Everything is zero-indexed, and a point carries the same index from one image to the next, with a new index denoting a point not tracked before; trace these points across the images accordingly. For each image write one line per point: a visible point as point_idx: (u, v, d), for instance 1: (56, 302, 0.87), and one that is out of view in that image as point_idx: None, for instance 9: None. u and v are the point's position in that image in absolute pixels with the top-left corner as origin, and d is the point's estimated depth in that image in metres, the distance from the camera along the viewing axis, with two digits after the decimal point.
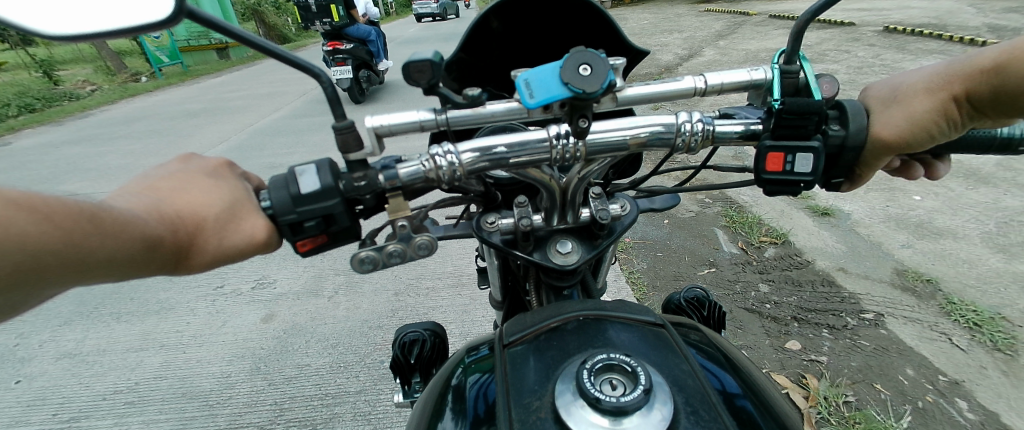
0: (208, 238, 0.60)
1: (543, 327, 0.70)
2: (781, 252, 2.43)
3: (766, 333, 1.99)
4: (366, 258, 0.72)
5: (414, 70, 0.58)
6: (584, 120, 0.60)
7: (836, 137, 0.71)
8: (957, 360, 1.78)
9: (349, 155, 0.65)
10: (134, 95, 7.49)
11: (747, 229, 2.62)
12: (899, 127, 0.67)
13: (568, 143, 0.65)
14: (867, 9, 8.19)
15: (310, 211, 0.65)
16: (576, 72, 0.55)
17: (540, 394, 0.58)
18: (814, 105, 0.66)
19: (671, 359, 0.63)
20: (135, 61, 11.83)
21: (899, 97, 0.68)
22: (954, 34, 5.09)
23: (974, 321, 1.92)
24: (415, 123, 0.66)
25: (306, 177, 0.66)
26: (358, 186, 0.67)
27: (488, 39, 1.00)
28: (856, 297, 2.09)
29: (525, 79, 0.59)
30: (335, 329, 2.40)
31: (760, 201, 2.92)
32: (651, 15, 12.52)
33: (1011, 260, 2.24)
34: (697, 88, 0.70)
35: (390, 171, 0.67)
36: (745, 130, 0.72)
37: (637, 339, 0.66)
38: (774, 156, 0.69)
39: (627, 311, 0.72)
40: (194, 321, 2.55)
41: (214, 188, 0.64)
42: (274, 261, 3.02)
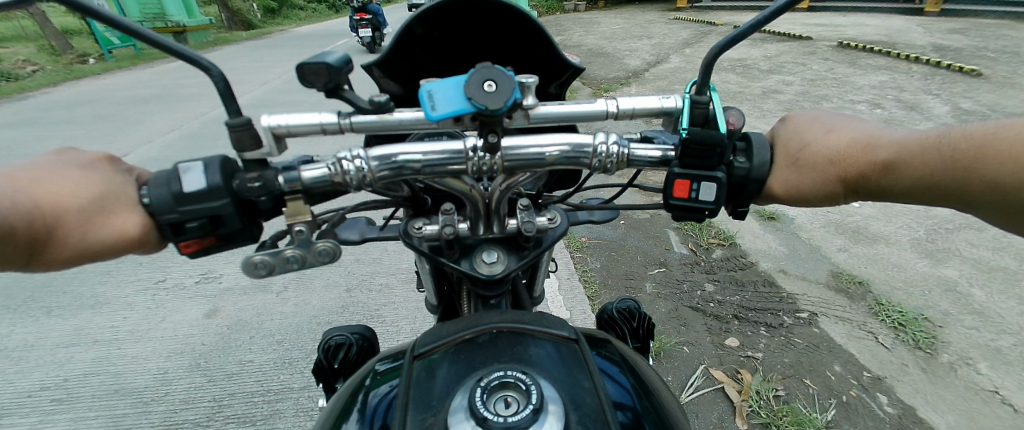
0: (77, 226, 0.73)
1: (459, 339, 0.98)
2: (727, 253, 2.53)
3: (707, 331, 2.07)
4: (260, 262, 0.88)
5: (308, 70, 0.82)
6: (493, 132, 0.82)
7: (742, 169, 0.85)
8: (881, 358, 1.90)
9: (244, 154, 0.85)
10: (81, 77, 7.06)
11: (697, 231, 2.73)
12: (790, 186, 0.81)
13: (482, 157, 0.86)
14: (825, 24, 8.61)
15: (195, 210, 0.81)
16: (482, 87, 0.76)
17: (436, 410, 0.81)
18: (715, 137, 0.79)
19: (571, 377, 0.88)
20: (84, 41, 11.12)
21: (800, 157, 0.81)
22: (901, 52, 5.42)
23: (899, 321, 2.06)
24: (316, 125, 0.86)
25: (190, 177, 0.81)
26: (251, 186, 0.85)
27: (416, 43, 1.18)
28: (793, 297, 2.21)
29: (431, 92, 0.78)
30: (282, 324, 2.35)
31: None
32: (625, 21, 12.76)
33: (935, 264, 2.41)
34: (609, 110, 0.92)
35: (290, 174, 0.88)
36: (661, 157, 0.93)
37: (544, 355, 0.94)
38: (682, 182, 0.84)
39: (543, 328, 1.01)
40: (131, 316, 2.44)
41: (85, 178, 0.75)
42: (223, 255, 2.93)
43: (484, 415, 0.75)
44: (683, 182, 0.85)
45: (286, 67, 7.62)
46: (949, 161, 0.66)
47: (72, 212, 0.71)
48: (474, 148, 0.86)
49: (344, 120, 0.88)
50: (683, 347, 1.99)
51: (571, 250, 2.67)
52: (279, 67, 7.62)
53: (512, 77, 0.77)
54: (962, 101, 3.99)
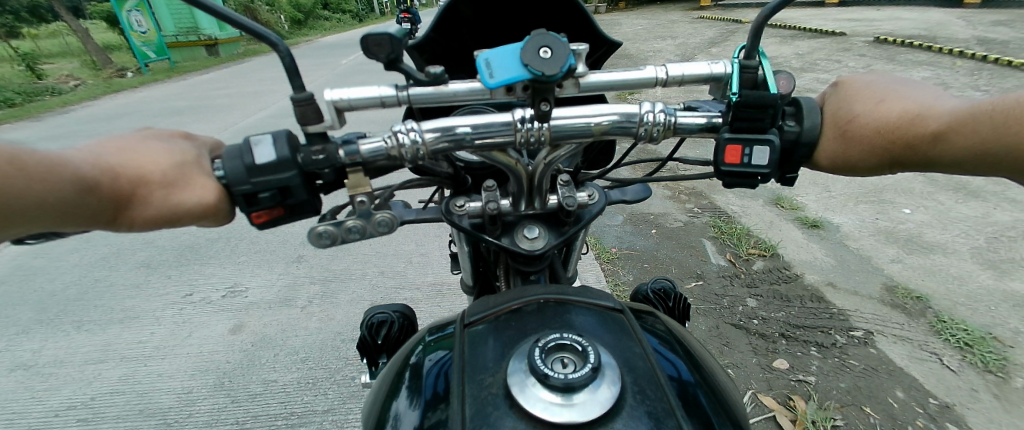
0: (155, 191, 0.65)
1: (502, 309, 0.80)
2: (770, 265, 2.42)
3: (753, 351, 1.96)
4: (324, 234, 0.80)
5: (373, 42, 0.70)
6: (544, 103, 0.68)
7: (791, 133, 0.77)
8: (947, 383, 1.76)
9: (307, 127, 0.74)
10: (119, 90, 7.36)
11: (736, 240, 2.61)
12: (838, 158, 0.74)
13: (531, 128, 0.74)
14: (856, 19, 8.28)
15: (266, 182, 0.71)
16: (538, 54, 0.65)
17: (492, 372, 0.66)
18: (769, 98, 0.72)
19: (625, 342, 0.72)
20: (120, 56, 11.62)
21: (849, 127, 0.72)
22: (944, 45, 5.13)
23: (965, 341, 1.91)
24: (374, 98, 0.73)
25: (260, 147, 0.72)
26: (315, 160, 0.74)
27: (457, 23, 1.18)
28: (845, 314, 2.08)
29: (486, 60, 0.67)
30: (306, 342, 2.35)
31: (750, 211, 2.90)
32: (645, 21, 12.59)
33: (1001, 277, 2.23)
34: (658, 77, 0.81)
35: (351, 147, 0.75)
36: (706, 123, 0.79)
37: (595, 321, 0.76)
38: (733, 148, 0.75)
39: (589, 295, 0.83)
40: (158, 331, 2.48)
41: (163, 149, 0.69)
42: (247, 268, 2.97)
43: (543, 371, 0.60)
44: (734, 147, 0.76)
45: (311, 76, 7.78)
46: (997, 128, 0.58)
47: (154, 177, 0.65)
48: (522, 120, 0.73)
49: (402, 92, 0.74)
50: (727, 370, 1.88)
51: (602, 262, 2.58)
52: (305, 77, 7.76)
53: (568, 42, 0.66)
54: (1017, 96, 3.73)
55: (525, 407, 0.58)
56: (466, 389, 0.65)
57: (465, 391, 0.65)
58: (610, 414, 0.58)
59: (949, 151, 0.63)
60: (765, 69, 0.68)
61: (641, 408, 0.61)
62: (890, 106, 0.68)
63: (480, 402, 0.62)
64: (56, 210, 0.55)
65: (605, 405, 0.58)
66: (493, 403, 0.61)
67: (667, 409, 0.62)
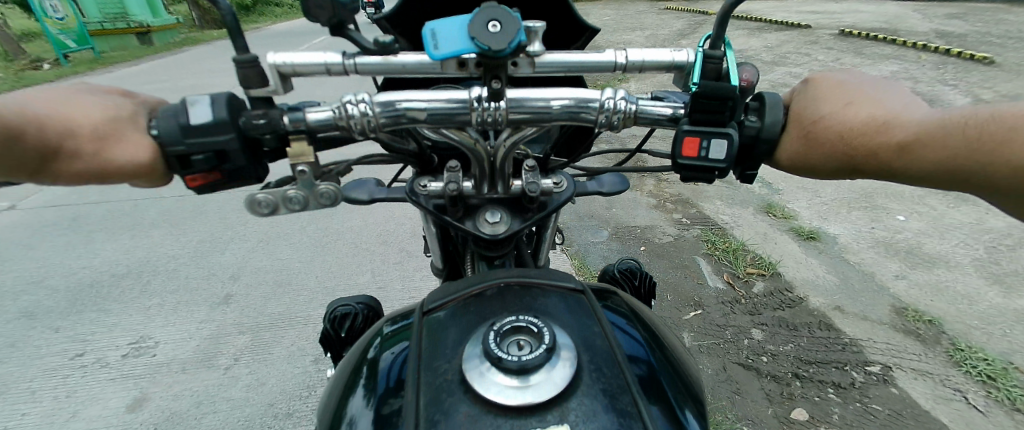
0: (82, 146, 0.69)
1: (466, 295, 0.82)
2: (770, 286, 2.34)
3: (768, 398, 1.83)
4: (263, 203, 0.78)
5: (314, 5, 0.77)
6: (496, 79, 0.75)
7: (752, 128, 0.76)
8: (976, 424, 1.69)
9: (251, 91, 0.80)
10: (44, 82, 6.62)
11: (732, 259, 2.52)
12: (800, 157, 0.73)
13: (486, 107, 0.79)
14: (818, 11, 8.44)
15: (201, 143, 0.75)
16: (487, 28, 0.69)
17: (450, 360, 0.68)
18: (729, 90, 0.69)
19: (585, 324, 0.75)
20: (37, 45, 10.37)
21: (813, 130, 0.71)
22: (906, 38, 5.25)
23: (987, 374, 1.86)
24: (320, 63, 0.81)
25: (198, 109, 0.75)
26: (255, 123, 0.79)
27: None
28: (858, 344, 2.01)
29: (434, 31, 0.73)
30: (224, 421, 2.02)
31: (741, 223, 2.83)
32: (613, 11, 12.45)
33: (1008, 294, 2.22)
34: (618, 62, 0.85)
35: (297, 115, 0.80)
36: (671, 114, 0.81)
37: (558, 307, 0.78)
38: (691, 140, 0.74)
39: (552, 279, 0.84)
40: (30, 411, 2.09)
41: (94, 105, 0.72)
42: (162, 316, 2.60)
43: (498, 354, 0.63)
44: (692, 140, 0.74)
45: None
46: (965, 142, 0.58)
47: (82, 131, 0.69)
48: (479, 98, 0.78)
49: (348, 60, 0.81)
50: (744, 421, 1.74)
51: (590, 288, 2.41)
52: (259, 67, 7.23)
53: (517, 16, 0.69)
54: (982, 91, 3.81)
55: (481, 392, 0.61)
56: (427, 377, 0.67)
57: (423, 381, 0.67)
58: (564, 395, 0.62)
59: (912, 161, 0.62)
60: (725, 59, 0.69)
61: (597, 386, 0.64)
62: (857, 109, 0.68)
63: (440, 386, 0.65)
64: None
65: (558, 384, 0.62)
66: (450, 389, 0.64)
67: (619, 384, 0.66)
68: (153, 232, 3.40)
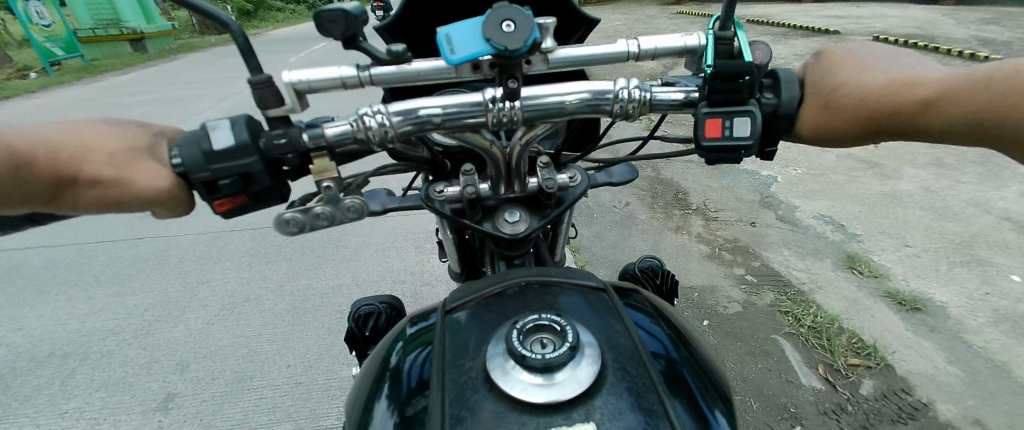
0: (92, 171, 0.56)
1: (485, 293, 0.69)
2: (881, 386, 1.54)
3: None
4: (291, 220, 0.69)
5: (326, 18, 0.57)
6: (513, 79, 0.58)
7: (768, 107, 0.64)
8: None
9: (267, 110, 0.64)
10: (35, 88, 6.43)
11: (822, 338, 1.72)
12: (815, 128, 0.62)
13: (504, 106, 0.63)
14: (841, 16, 8.06)
15: (226, 168, 0.61)
16: (498, 28, 0.53)
17: (472, 356, 0.58)
18: (744, 67, 0.58)
19: (606, 320, 0.63)
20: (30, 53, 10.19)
21: (830, 97, 0.59)
22: (946, 46, 4.89)
23: None
24: (335, 79, 0.63)
25: (217, 132, 0.62)
26: (277, 144, 0.64)
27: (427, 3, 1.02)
28: None
29: (446, 34, 0.56)
30: None
31: (823, 281, 1.97)
32: (624, 17, 12.07)
33: None
34: (629, 51, 0.69)
35: (316, 129, 0.66)
36: (683, 98, 0.67)
37: (580, 304, 0.66)
38: (711, 122, 0.60)
39: (570, 275, 0.72)
40: None
41: (118, 132, 0.61)
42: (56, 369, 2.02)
43: (523, 351, 0.53)
44: (713, 121, 0.61)
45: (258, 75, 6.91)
46: (1001, 97, 0.48)
47: (99, 157, 0.57)
48: (495, 99, 0.62)
49: (363, 71, 0.65)
50: None
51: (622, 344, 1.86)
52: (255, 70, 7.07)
53: (532, 14, 0.53)
54: None
55: (503, 389, 0.51)
56: (443, 377, 0.56)
57: (445, 379, 0.56)
58: (590, 393, 0.51)
59: (940, 122, 0.52)
60: (740, 38, 0.57)
61: (622, 385, 0.53)
62: (883, 71, 0.56)
63: (460, 389, 0.54)
64: None
65: (585, 384, 0.51)
66: (475, 389, 0.53)
67: (648, 386, 0.54)
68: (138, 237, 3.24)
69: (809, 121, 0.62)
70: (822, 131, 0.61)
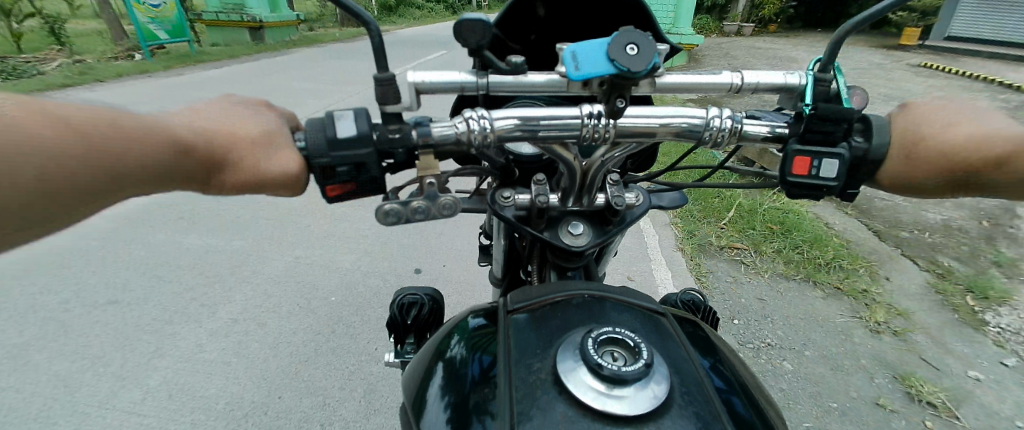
0: (246, 159, 0.48)
1: (545, 300, 0.66)
2: None
3: None
4: (391, 212, 0.64)
5: (468, 27, 0.56)
6: (621, 99, 0.59)
7: (857, 149, 0.66)
8: None
9: (385, 107, 0.58)
10: (108, 78, 6.21)
11: None
12: (902, 178, 0.64)
13: (599, 123, 0.62)
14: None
15: (343, 157, 0.57)
16: (623, 50, 0.54)
17: (541, 359, 0.56)
18: (847, 112, 0.63)
19: (671, 346, 0.60)
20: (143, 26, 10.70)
21: (911, 149, 0.62)
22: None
23: None
24: (456, 83, 0.61)
25: (340, 122, 0.58)
26: (392, 139, 0.59)
27: (528, 27, 0.85)
28: None
29: (571, 51, 0.57)
30: None
31: None
32: (765, 59, 9.58)
33: None
34: (733, 82, 0.78)
35: (425, 128, 0.61)
36: (769, 131, 0.68)
37: (635, 322, 0.65)
38: (800, 160, 0.66)
39: (631, 296, 0.68)
40: None
41: (257, 117, 0.52)
42: None
43: (596, 360, 0.51)
44: (801, 159, 0.66)
45: (331, 75, 6.58)
46: None
47: (251, 142, 0.50)
48: (590, 113, 0.61)
49: (481, 79, 0.63)
50: None
51: None
52: (342, 68, 7.21)
53: (656, 39, 0.54)
54: None
55: (576, 394, 0.50)
56: (510, 369, 0.56)
57: (511, 376, 0.55)
58: (660, 411, 0.50)
59: (1013, 174, 0.57)
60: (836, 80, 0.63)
61: (691, 413, 0.51)
62: (988, 123, 0.59)
63: (528, 391, 0.52)
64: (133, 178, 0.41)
65: (652, 404, 0.49)
66: (546, 395, 0.51)
67: (716, 417, 0.52)
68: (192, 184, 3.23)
69: (896, 170, 0.64)
70: (916, 180, 0.63)
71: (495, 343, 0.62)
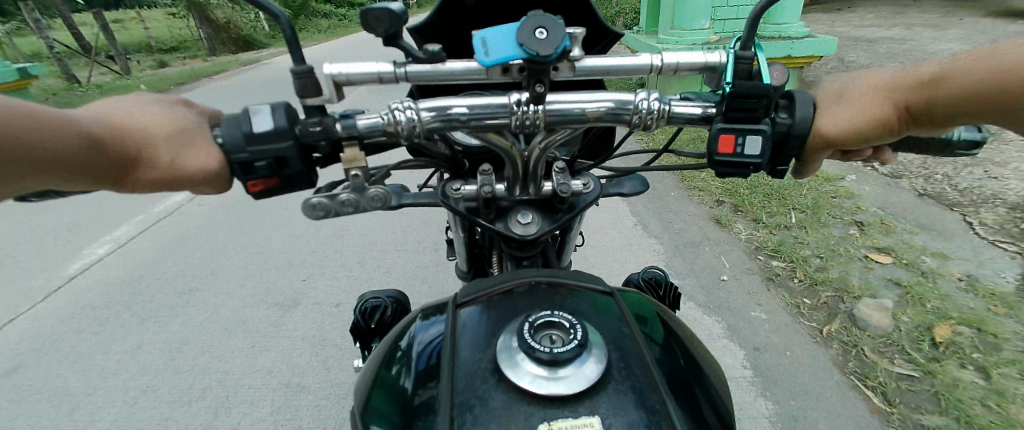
0: (157, 152, 0.63)
1: (495, 290, 0.89)
2: None
3: None
4: (320, 205, 0.84)
5: (373, 17, 0.78)
6: (539, 83, 0.76)
7: (782, 125, 0.73)
8: None
9: (307, 100, 0.78)
10: None
11: None
12: (844, 125, 0.69)
13: (528, 109, 0.81)
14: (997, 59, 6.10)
15: (262, 151, 0.71)
16: (532, 34, 0.71)
17: (484, 350, 0.74)
18: (761, 88, 0.68)
19: (615, 323, 0.81)
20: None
21: (849, 98, 0.69)
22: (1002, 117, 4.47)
23: None
24: (373, 74, 0.82)
25: (258, 117, 0.72)
26: (312, 132, 0.75)
27: (461, 10, 1.24)
28: None
29: (482, 39, 0.74)
30: None
31: None
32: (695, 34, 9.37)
33: None
34: (654, 64, 0.94)
35: (349, 122, 0.81)
36: (701, 113, 0.88)
37: (583, 302, 0.86)
38: (725, 138, 0.72)
39: (579, 280, 0.93)
40: None
41: (160, 111, 0.67)
42: None
43: (531, 345, 0.67)
44: (727, 137, 0.73)
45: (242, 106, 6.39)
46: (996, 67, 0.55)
47: (156, 137, 0.64)
48: (518, 102, 0.80)
49: (400, 69, 0.82)
50: None
51: None
52: (258, 95, 7.03)
53: (564, 25, 0.72)
54: None
55: (515, 380, 0.65)
56: (462, 363, 0.73)
57: (457, 372, 0.72)
58: (595, 390, 0.65)
59: (949, 99, 0.59)
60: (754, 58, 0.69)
61: (627, 382, 0.69)
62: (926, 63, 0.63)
63: (473, 378, 0.69)
64: (32, 163, 0.51)
65: (590, 379, 0.65)
66: (484, 379, 0.69)
67: (649, 384, 0.70)
68: (186, 233, 3.60)
69: (834, 121, 0.70)
70: (859, 127, 0.68)
71: (444, 341, 0.80)
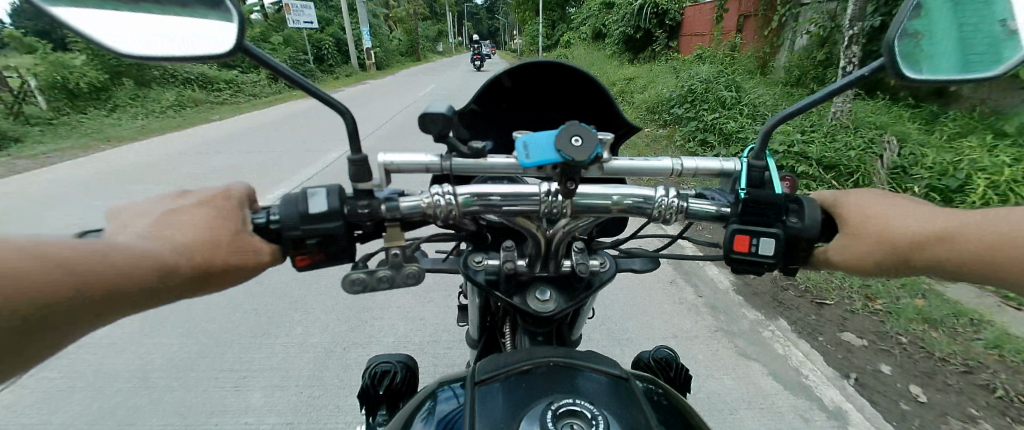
0: (218, 264, 0.69)
1: (517, 367, 0.88)
2: None
3: None
4: (358, 280, 0.98)
5: (430, 119, 0.93)
6: (572, 180, 0.87)
7: (794, 228, 0.90)
8: None
9: (360, 184, 0.94)
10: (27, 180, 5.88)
11: None
12: (851, 255, 0.83)
13: (556, 199, 0.94)
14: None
15: (314, 230, 0.91)
16: (571, 141, 0.82)
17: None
18: (769, 197, 0.88)
19: (638, 412, 0.80)
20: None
21: (861, 231, 0.83)
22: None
23: None
24: (421, 164, 0.97)
25: (315, 200, 0.92)
26: (359, 212, 0.95)
27: (501, 91, 1.38)
28: None
29: (524, 142, 0.87)
30: None
31: None
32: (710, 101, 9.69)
33: None
34: (675, 167, 1.09)
35: (393, 204, 0.98)
36: (714, 211, 1.01)
37: (605, 387, 0.85)
38: (740, 239, 0.89)
39: (600, 362, 0.92)
40: None
41: (209, 216, 0.72)
42: None
43: None
44: (743, 237, 0.89)
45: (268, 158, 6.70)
46: (989, 243, 0.71)
47: (216, 247, 0.69)
48: (551, 189, 0.92)
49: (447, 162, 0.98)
50: None
51: None
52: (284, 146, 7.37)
53: (597, 133, 0.83)
54: None
55: None
56: None
57: None
58: None
59: (951, 256, 0.74)
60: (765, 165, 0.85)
61: None
62: (939, 220, 0.77)
63: None
64: (113, 298, 0.58)
65: None
66: None
67: None
68: None
69: (842, 251, 0.84)
70: (867, 260, 0.81)
71: (463, 417, 0.80)
